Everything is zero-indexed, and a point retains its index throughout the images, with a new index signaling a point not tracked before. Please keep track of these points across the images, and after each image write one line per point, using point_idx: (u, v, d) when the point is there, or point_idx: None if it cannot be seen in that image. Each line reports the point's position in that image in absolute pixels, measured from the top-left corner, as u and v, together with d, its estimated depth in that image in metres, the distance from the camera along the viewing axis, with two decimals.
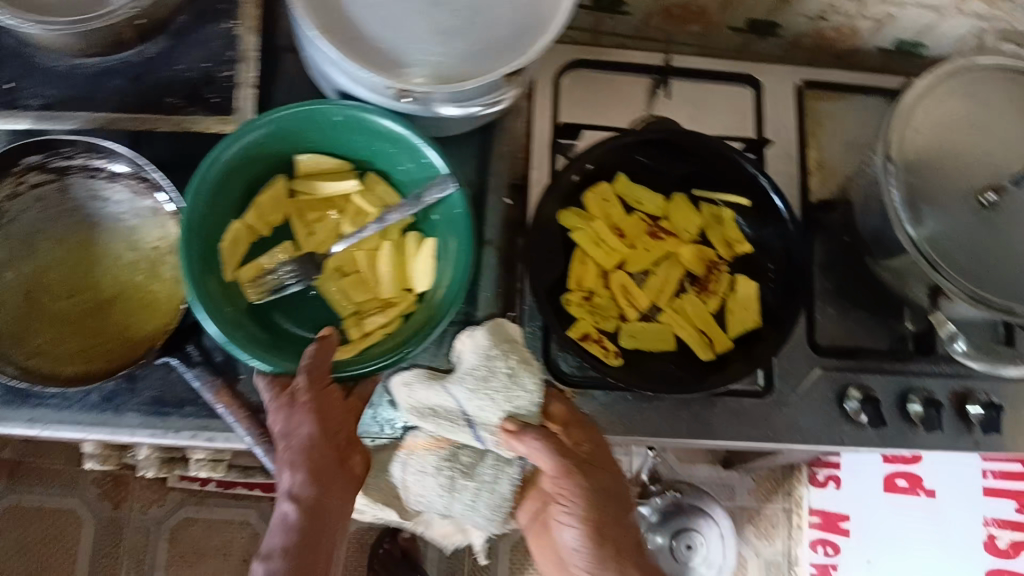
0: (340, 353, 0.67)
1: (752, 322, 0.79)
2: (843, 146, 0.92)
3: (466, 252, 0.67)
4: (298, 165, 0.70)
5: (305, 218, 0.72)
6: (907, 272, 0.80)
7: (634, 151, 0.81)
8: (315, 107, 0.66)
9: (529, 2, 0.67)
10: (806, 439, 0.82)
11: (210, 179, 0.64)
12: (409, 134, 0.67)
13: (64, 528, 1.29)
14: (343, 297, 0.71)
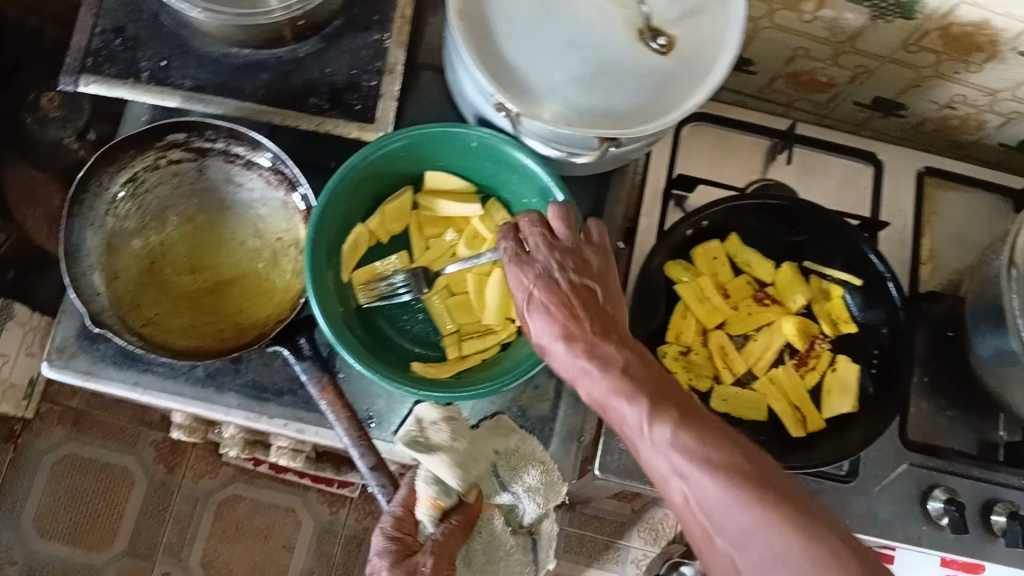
0: (437, 371, 0.68)
1: (848, 406, 0.77)
2: (956, 241, 0.90)
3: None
4: (428, 181, 0.72)
5: (424, 232, 0.73)
6: (1010, 381, 0.77)
7: (750, 214, 0.80)
8: (456, 129, 0.67)
9: (667, 82, 0.64)
10: (881, 532, 0.81)
11: (345, 183, 0.66)
12: (541, 169, 0.68)
13: (117, 485, 1.32)
14: (447, 317, 0.71)
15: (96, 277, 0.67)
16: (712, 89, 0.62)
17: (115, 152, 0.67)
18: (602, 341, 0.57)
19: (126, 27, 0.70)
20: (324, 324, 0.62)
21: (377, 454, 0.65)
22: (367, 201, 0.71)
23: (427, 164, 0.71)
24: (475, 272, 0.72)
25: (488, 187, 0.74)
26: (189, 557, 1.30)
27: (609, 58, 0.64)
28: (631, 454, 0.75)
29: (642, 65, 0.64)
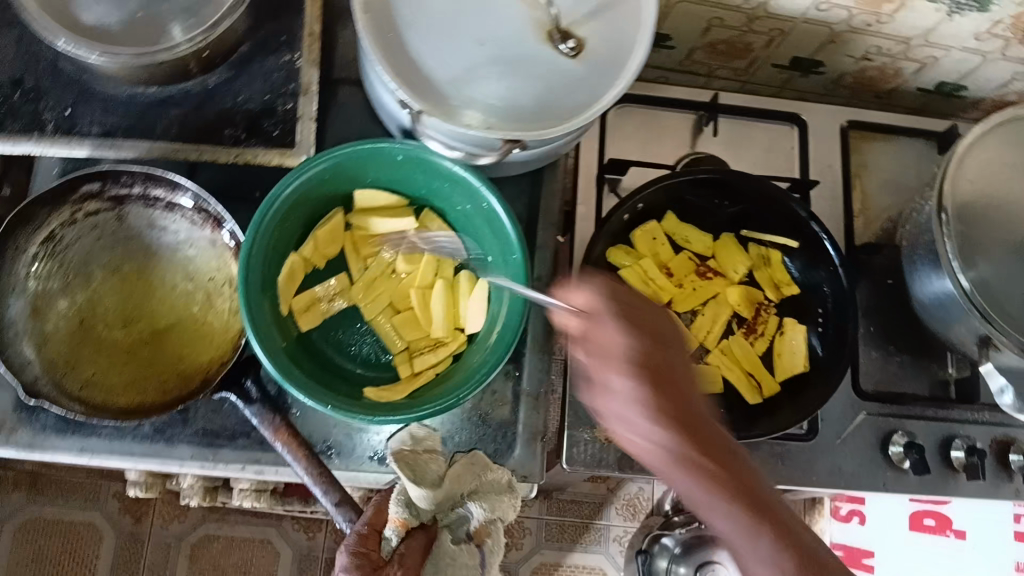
0: (391, 393, 0.67)
1: (801, 368, 0.79)
2: (887, 189, 0.92)
3: (522, 299, 0.66)
4: (358, 199, 0.70)
5: (361, 252, 0.72)
6: (952, 322, 0.79)
7: (685, 191, 0.81)
8: (379, 146, 0.65)
9: (576, 84, 0.62)
10: (848, 484, 0.82)
11: (273, 216, 0.64)
12: (470, 175, 0.66)
13: (85, 542, 1.28)
14: (394, 334, 0.70)
15: (25, 342, 0.65)
16: (621, 91, 0.60)
17: (29, 211, 0.65)
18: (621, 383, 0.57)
19: (23, 78, 0.67)
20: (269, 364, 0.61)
21: (341, 486, 0.63)
22: (297, 228, 0.69)
23: (355, 182, 0.70)
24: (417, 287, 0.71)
25: (420, 198, 0.73)
26: None
27: (516, 57, 0.62)
28: (595, 443, 0.80)
29: (550, 65, 0.62)
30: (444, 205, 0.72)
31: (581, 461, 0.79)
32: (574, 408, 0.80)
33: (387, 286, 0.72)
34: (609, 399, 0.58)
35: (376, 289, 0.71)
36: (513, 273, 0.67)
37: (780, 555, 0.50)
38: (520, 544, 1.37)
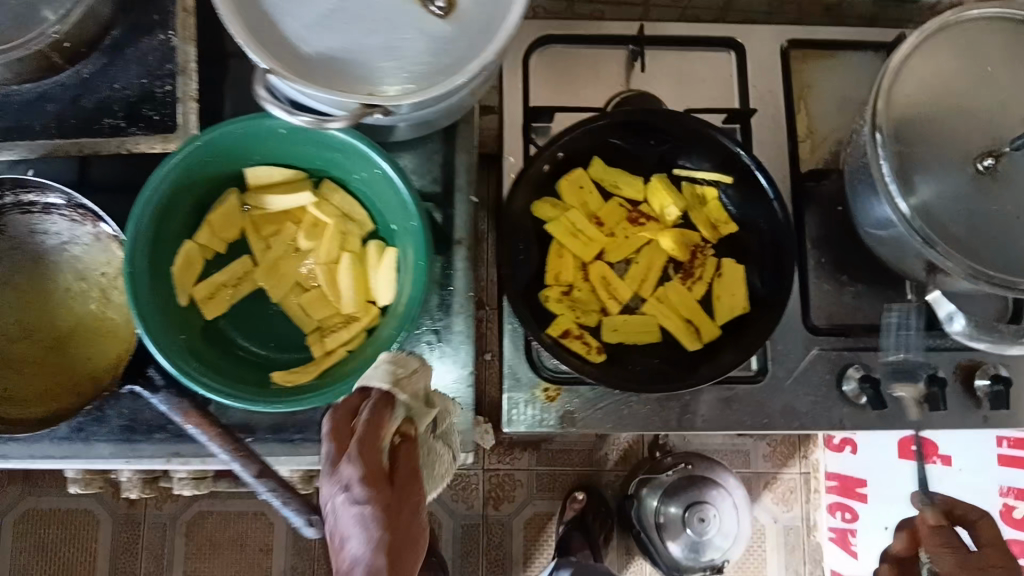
0: (300, 375, 0.65)
1: (739, 309, 0.76)
2: (834, 110, 0.86)
3: (422, 264, 0.63)
4: (249, 179, 0.68)
5: (261, 232, 0.70)
6: (898, 251, 0.74)
7: (608, 135, 0.77)
8: (253, 121, 0.62)
9: (444, 48, 0.58)
10: (801, 423, 0.80)
11: (155, 204, 0.62)
12: (356, 141, 0.63)
13: (83, 528, 1.30)
14: (304, 314, 0.69)
15: None
16: (479, 64, 0.56)
17: None
18: None
19: None
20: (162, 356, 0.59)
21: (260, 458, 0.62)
22: (189, 215, 0.67)
23: (243, 161, 0.67)
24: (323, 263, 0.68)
25: (318, 171, 0.70)
26: None
27: (378, 18, 0.58)
28: (536, 403, 0.79)
29: (413, 28, 0.58)
30: (340, 174, 0.69)
31: (524, 422, 0.79)
32: (510, 370, 0.79)
33: (292, 265, 0.70)
34: None
35: (282, 270, 0.69)
36: (413, 238, 0.64)
37: None
38: (511, 498, 1.36)
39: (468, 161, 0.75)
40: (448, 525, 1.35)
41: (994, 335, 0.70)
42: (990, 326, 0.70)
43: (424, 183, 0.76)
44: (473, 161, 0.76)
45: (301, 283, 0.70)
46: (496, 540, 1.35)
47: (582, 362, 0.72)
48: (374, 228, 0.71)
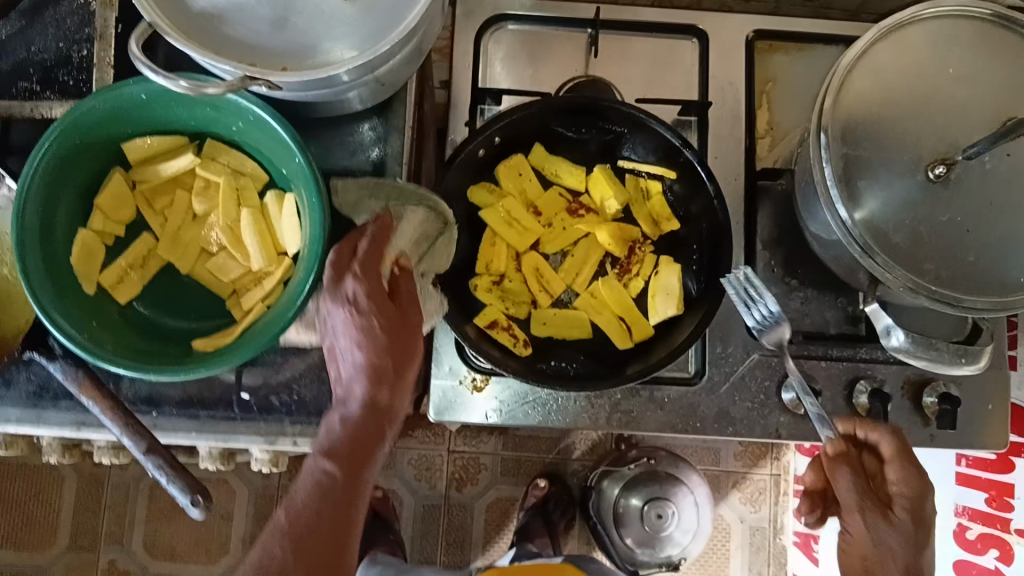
0: (220, 339, 0.66)
1: (674, 309, 0.72)
2: (798, 106, 0.83)
3: (314, 202, 0.63)
4: (131, 157, 0.70)
5: (155, 205, 0.72)
6: (844, 256, 0.71)
7: (549, 120, 0.74)
8: (111, 93, 0.64)
9: (338, 32, 0.59)
10: (736, 430, 0.77)
11: (35, 193, 0.64)
12: (241, 100, 0.64)
13: (48, 485, 1.31)
14: (216, 278, 0.71)
15: None
16: (371, 57, 0.57)
17: None
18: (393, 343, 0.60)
19: None
20: (65, 339, 0.61)
21: (152, 433, 0.61)
22: (80, 202, 0.69)
23: (117, 136, 0.69)
24: (224, 222, 0.69)
25: (197, 133, 0.71)
26: (132, 543, 1.31)
27: None
28: (465, 393, 0.78)
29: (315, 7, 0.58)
30: (217, 131, 0.70)
31: (449, 412, 0.77)
32: (439, 360, 0.78)
33: (194, 232, 0.71)
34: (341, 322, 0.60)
35: (185, 238, 0.71)
36: (302, 177, 0.64)
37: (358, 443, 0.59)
38: (475, 480, 1.35)
39: (400, 141, 0.73)
40: (410, 504, 1.34)
41: (932, 352, 0.67)
42: (928, 343, 0.67)
43: (355, 161, 0.73)
44: (406, 141, 0.74)
45: (207, 248, 0.72)
46: (457, 521, 1.34)
47: (505, 355, 0.69)
48: (269, 178, 0.72)
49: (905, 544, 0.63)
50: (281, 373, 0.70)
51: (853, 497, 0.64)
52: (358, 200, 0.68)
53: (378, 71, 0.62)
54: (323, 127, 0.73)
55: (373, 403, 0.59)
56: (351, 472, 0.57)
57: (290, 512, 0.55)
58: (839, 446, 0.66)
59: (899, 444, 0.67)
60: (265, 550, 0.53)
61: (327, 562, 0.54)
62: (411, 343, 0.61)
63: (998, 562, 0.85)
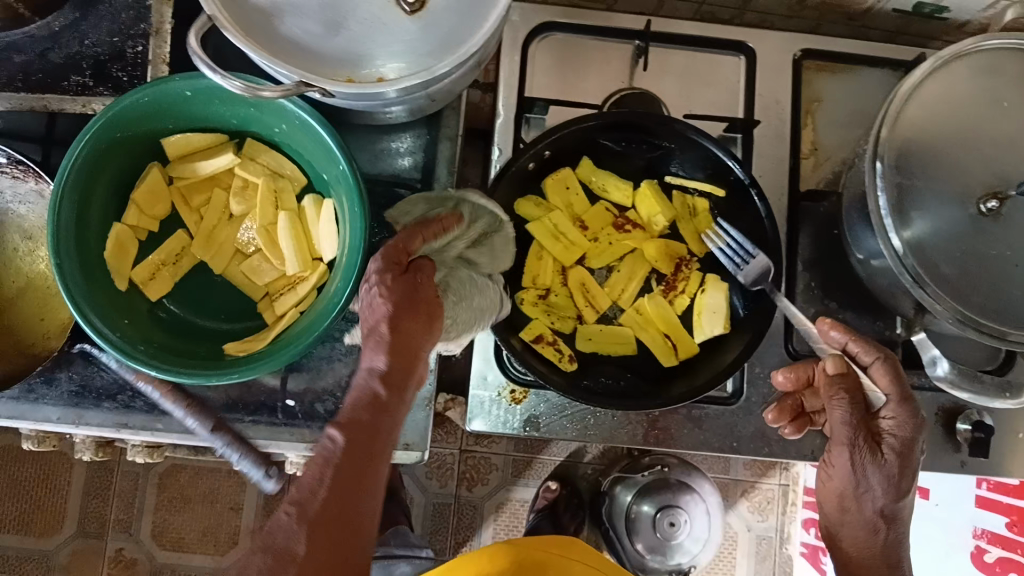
0: (254, 343, 0.63)
1: (721, 328, 0.72)
2: (842, 126, 0.83)
3: (357, 211, 0.60)
4: (169, 153, 0.66)
5: (191, 203, 0.68)
6: (891, 284, 0.71)
7: (599, 134, 0.73)
8: (154, 89, 0.60)
9: (396, 45, 0.57)
10: (771, 451, 0.78)
11: (73, 179, 0.60)
12: (302, 113, 0.61)
13: (56, 468, 1.21)
14: (249, 281, 0.68)
15: None
16: (428, 75, 0.56)
17: None
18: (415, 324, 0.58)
19: None
20: (102, 341, 0.58)
21: (214, 412, 0.68)
22: (113, 195, 0.65)
23: (156, 132, 0.65)
24: (259, 224, 0.66)
25: (236, 132, 0.68)
26: (140, 531, 1.21)
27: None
28: (502, 406, 0.77)
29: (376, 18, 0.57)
30: (260, 131, 0.67)
31: (486, 421, 0.77)
32: (478, 368, 0.77)
33: (229, 232, 0.67)
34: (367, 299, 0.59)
35: (219, 238, 0.67)
36: (346, 186, 0.61)
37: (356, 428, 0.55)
38: (485, 480, 1.29)
39: (450, 150, 0.73)
40: (419, 500, 1.30)
41: (976, 385, 0.67)
42: (973, 376, 0.68)
43: (404, 167, 0.73)
44: (456, 151, 0.74)
45: (240, 250, 0.68)
46: (467, 521, 1.29)
47: (550, 371, 0.69)
48: (307, 180, 0.69)
49: (887, 482, 0.64)
50: (326, 379, 0.69)
51: (844, 431, 0.64)
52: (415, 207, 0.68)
53: (431, 88, 0.61)
54: (377, 135, 0.73)
55: (383, 376, 0.56)
56: (359, 442, 0.54)
57: (296, 481, 0.53)
58: (840, 368, 0.65)
59: (895, 384, 0.64)
60: (274, 513, 0.52)
61: (324, 534, 0.51)
62: (432, 320, 0.58)
63: None
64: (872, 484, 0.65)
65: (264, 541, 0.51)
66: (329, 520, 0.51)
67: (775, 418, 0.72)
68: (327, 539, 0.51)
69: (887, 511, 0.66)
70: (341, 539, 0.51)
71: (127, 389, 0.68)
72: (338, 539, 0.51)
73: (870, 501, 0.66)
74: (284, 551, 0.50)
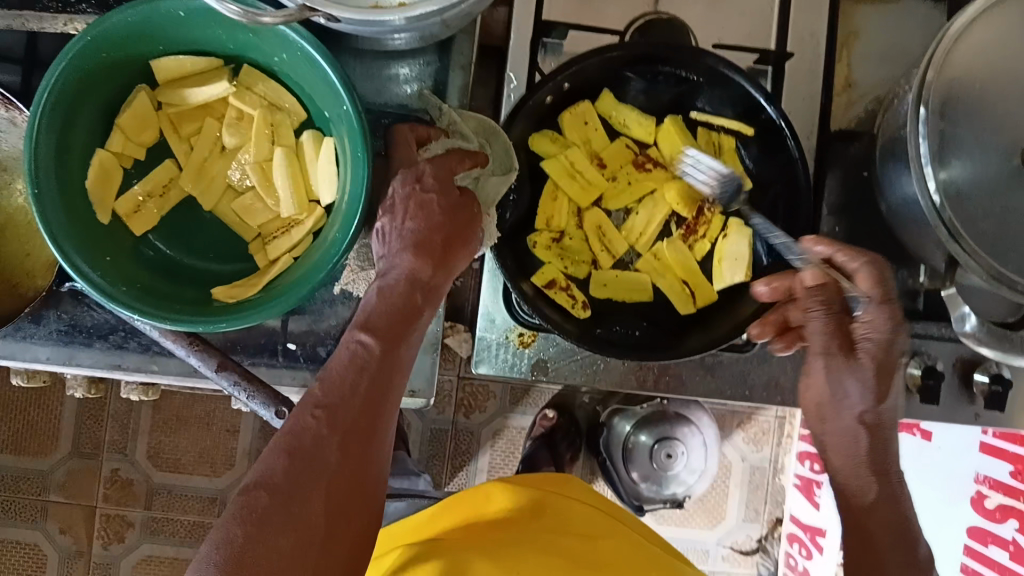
0: (244, 289, 0.60)
1: (742, 274, 0.69)
2: (877, 61, 0.78)
3: (361, 156, 0.57)
4: (159, 75, 0.60)
5: (182, 132, 0.63)
6: (920, 235, 0.68)
7: (621, 65, 0.68)
8: (145, 7, 0.55)
9: None
10: (783, 400, 0.76)
11: (54, 104, 0.55)
12: (304, 42, 0.56)
13: (48, 388, 1.12)
14: (241, 220, 0.64)
15: None
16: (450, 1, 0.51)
17: None
18: (462, 224, 0.59)
19: None
20: (87, 284, 0.54)
21: (217, 350, 0.63)
22: (97, 118, 0.60)
23: (145, 54, 0.60)
24: (252, 161, 0.61)
25: (233, 56, 0.62)
26: (136, 452, 1.13)
27: None
28: (510, 349, 0.75)
29: None
30: (259, 59, 0.61)
31: (492, 366, 0.75)
32: (486, 310, 0.74)
33: (220, 167, 0.63)
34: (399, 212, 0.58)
35: (209, 173, 0.63)
36: (348, 127, 0.57)
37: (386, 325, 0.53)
38: (483, 408, 1.19)
39: (462, 80, 0.68)
40: (415, 426, 1.18)
41: (1005, 344, 0.65)
42: (1001, 334, 0.65)
43: (411, 98, 0.68)
44: (468, 79, 0.69)
45: (232, 187, 0.64)
46: (463, 448, 1.19)
47: (563, 319, 0.67)
48: (306, 116, 0.64)
49: (868, 389, 0.61)
50: (328, 322, 0.66)
51: (820, 341, 0.63)
52: (455, 123, 0.65)
53: (445, 15, 0.56)
54: (384, 61, 0.68)
55: (416, 276, 0.56)
56: (390, 349, 0.52)
57: (322, 383, 0.49)
58: (821, 279, 0.62)
59: (874, 284, 0.61)
60: (293, 418, 0.47)
61: (358, 441, 0.47)
62: (467, 224, 0.59)
63: (1016, 533, 0.86)
64: (849, 391, 0.62)
65: (291, 443, 0.46)
66: (363, 424, 0.48)
67: (758, 333, 0.67)
68: (360, 447, 0.47)
69: (870, 418, 0.62)
70: (371, 453, 0.48)
71: (120, 329, 0.65)
72: (369, 452, 0.48)
73: (849, 407, 0.62)
74: (318, 457, 0.46)
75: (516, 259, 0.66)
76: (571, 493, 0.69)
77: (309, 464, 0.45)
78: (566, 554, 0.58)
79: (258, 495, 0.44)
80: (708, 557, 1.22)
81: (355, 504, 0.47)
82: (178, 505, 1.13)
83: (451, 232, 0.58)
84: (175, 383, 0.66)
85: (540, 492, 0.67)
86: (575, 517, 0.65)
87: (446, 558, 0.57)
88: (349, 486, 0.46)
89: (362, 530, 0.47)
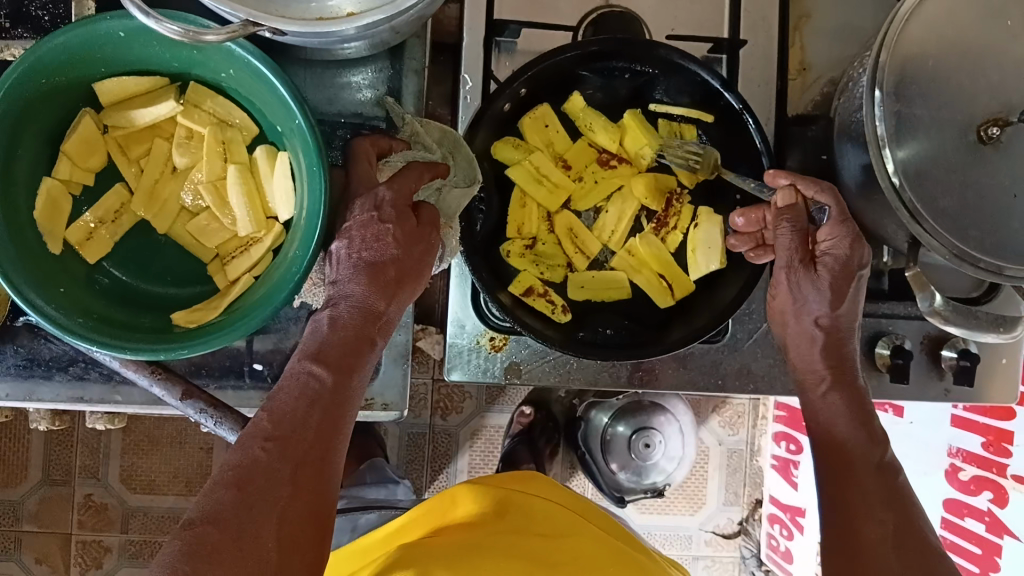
0: (205, 313, 0.59)
1: (717, 263, 0.70)
2: (831, 43, 0.78)
3: (317, 169, 0.55)
4: (103, 98, 0.59)
5: (131, 154, 0.61)
6: (881, 215, 0.69)
7: (579, 64, 0.67)
8: (83, 29, 0.53)
9: None
10: (757, 386, 0.76)
11: None
12: (252, 58, 0.55)
13: (14, 416, 1.09)
14: (198, 242, 0.62)
15: None
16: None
17: None
18: (420, 252, 0.57)
19: None
20: (41, 319, 0.53)
21: (183, 378, 0.63)
22: (44, 147, 0.59)
23: (88, 76, 0.58)
24: (205, 180, 0.60)
25: (178, 74, 0.60)
26: (108, 476, 1.10)
27: None
28: (481, 355, 0.74)
29: None
30: (205, 76, 0.60)
31: (465, 372, 0.74)
32: (455, 316, 0.74)
33: (172, 189, 0.61)
34: (348, 239, 0.55)
35: (162, 195, 0.61)
36: (302, 141, 0.56)
37: (343, 361, 0.52)
38: (459, 409, 1.16)
39: (417, 85, 0.68)
40: (393, 431, 1.17)
41: (971, 321, 0.66)
42: (968, 312, 0.66)
43: (365, 105, 0.67)
44: (422, 84, 0.68)
45: (187, 208, 0.62)
46: (442, 450, 1.17)
47: (545, 326, 0.67)
48: (259, 131, 0.62)
49: (825, 296, 0.62)
50: (293, 339, 0.65)
51: (786, 253, 0.62)
52: (417, 134, 0.64)
53: (396, 19, 0.54)
54: (335, 70, 0.67)
55: (369, 307, 0.54)
56: (343, 379, 0.51)
57: (271, 413, 0.48)
58: (790, 200, 0.62)
59: (836, 204, 0.61)
60: (241, 450, 0.46)
61: (311, 474, 0.47)
62: (426, 252, 0.57)
63: (991, 504, 0.85)
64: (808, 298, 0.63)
65: (241, 476, 0.45)
66: (316, 457, 0.47)
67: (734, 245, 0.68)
68: (314, 478, 0.47)
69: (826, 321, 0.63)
70: (322, 486, 0.47)
71: (80, 360, 0.64)
72: (324, 484, 0.47)
73: (808, 311, 0.64)
74: (268, 489, 0.45)
75: (486, 266, 0.66)
76: (536, 490, 0.67)
77: (259, 498, 0.44)
78: (533, 559, 0.56)
79: (205, 529, 0.42)
80: (691, 543, 1.22)
81: (308, 538, 0.45)
82: (155, 526, 1.11)
83: (406, 267, 0.56)
84: (140, 410, 0.65)
85: (508, 490, 0.65)
86: (542, 512, 0.63)
87: (419, 567, 0.54)
88: (302, 521, 0.45)
89: (313, 563, 0.45)
